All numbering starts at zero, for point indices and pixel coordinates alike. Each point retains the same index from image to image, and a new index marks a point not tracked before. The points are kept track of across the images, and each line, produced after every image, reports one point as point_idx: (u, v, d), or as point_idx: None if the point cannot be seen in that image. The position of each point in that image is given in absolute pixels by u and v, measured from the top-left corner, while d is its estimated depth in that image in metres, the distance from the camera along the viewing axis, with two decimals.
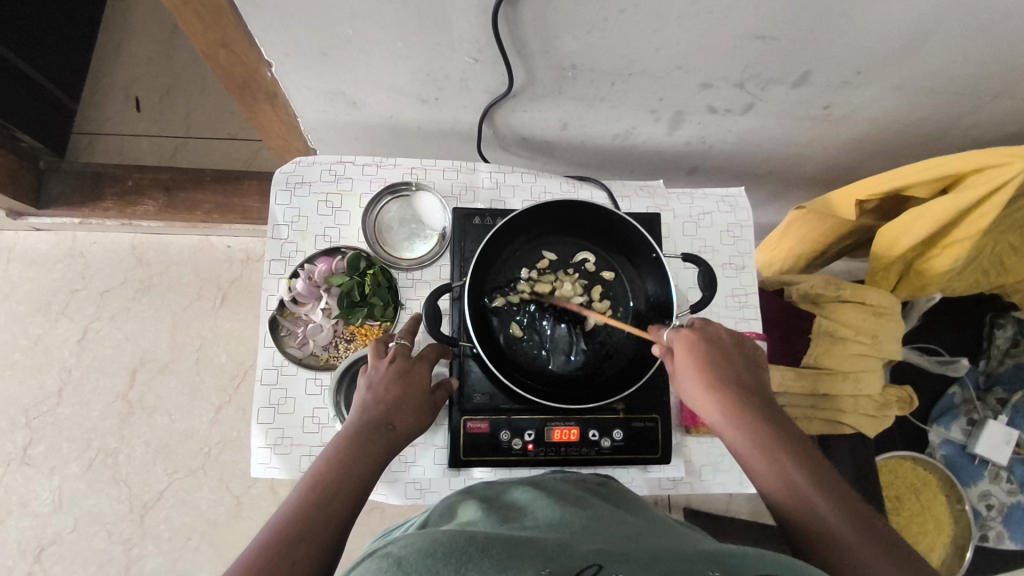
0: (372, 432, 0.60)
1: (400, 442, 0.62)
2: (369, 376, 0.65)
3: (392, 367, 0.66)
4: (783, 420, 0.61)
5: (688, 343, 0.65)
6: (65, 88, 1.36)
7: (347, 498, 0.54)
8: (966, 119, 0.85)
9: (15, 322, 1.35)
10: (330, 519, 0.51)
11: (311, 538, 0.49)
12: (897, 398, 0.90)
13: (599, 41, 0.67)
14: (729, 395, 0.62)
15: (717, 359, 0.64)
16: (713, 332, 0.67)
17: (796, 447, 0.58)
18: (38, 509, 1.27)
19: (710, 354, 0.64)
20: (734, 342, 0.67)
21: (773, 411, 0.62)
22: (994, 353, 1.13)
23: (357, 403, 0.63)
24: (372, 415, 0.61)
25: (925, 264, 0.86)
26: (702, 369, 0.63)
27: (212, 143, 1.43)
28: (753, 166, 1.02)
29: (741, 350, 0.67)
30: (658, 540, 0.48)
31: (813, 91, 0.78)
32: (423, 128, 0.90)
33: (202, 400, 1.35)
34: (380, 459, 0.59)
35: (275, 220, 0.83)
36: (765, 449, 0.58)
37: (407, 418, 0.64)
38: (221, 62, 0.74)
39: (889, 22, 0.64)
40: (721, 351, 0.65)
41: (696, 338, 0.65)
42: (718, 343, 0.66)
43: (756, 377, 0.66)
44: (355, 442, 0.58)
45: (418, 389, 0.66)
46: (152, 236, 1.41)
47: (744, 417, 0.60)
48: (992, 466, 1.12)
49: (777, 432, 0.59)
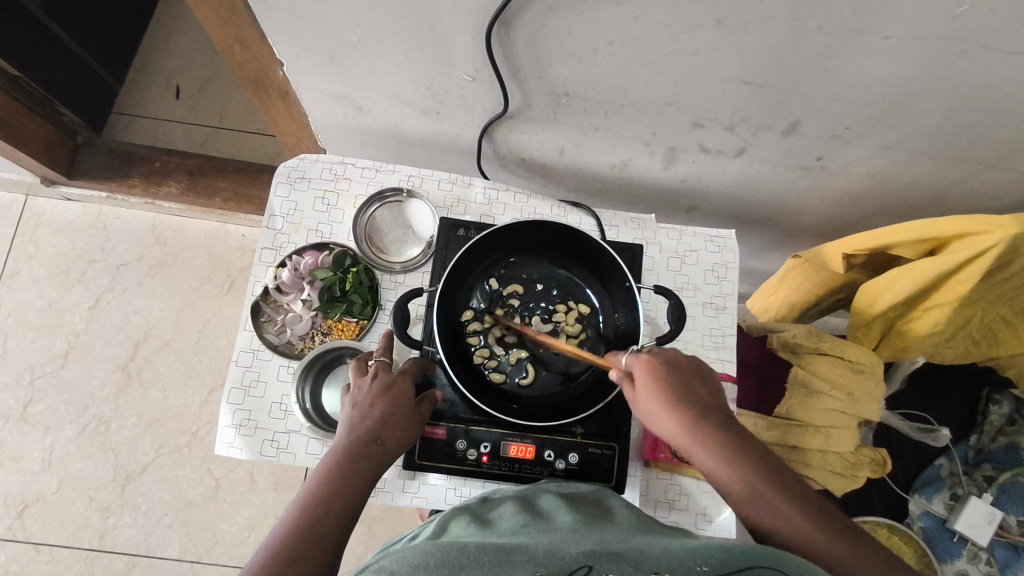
0: (359, 452, 0.61)
1: (390, 456, 0.64)
2: (353, 395, 0.66)
3: (375, 384, 0.67)
4: (759, 448, 0.60)
5: (655, 376, 0.63)
6: (111, 70, 1.44)
7: (340, 516, 0.56)
8: (962, 185, 0.85)
9: (35, 284, 1.42)
10: (324, 540, 0.54)
11: (308, 560, 0.52)
12: (869, 460, 0.89)
13: (590, 71, 0.70)
14: (707, 431, 0.60)
15: (686, 393, 0.62)
16: (674, 359, 0.65)
17: (782, 478, 0.57)
18: (27, 466, 1.31)
19: (678, 387, 0.63)
20: (693, 368, 0.66)
21: (749, 439, 0.60)
22: (987, 429, 1.11)
23: (343, 423, 0.64)
24: (359, 433, 0.62)
25: (907, 325, 0.85)
26: (673, 404, 0.61)
27: (240, 135, 1.50)
28: (750, 211, 1.02)
29: (702, 376, 0.65)
30: (635, 537, 0.52)
31: (804, 141, 0.79)
32: (426, 139, 0.93)
33: (197, 380, 1.39)
34: (370, 477, 0.61)
35: (272, 211, 0.86)
36: (757, 492, 0.56)
37: (394, 432, 0.64)
38: (237, 58, 0.79)
39: (876, 80, 0.65)
40: (687, 381, 0.63)
41: (662, 369, 0.63)
42: (681, 372, 0.64)
43: (718, 398, 0.65)
44: (346, 462, 0.60)
45: (403, 403, 0.67)
46: (172, 217, 1.47)
47: (727, 454, 0.58)
48: (971, 545, 1.07)
49: (761, 465, 0.58)
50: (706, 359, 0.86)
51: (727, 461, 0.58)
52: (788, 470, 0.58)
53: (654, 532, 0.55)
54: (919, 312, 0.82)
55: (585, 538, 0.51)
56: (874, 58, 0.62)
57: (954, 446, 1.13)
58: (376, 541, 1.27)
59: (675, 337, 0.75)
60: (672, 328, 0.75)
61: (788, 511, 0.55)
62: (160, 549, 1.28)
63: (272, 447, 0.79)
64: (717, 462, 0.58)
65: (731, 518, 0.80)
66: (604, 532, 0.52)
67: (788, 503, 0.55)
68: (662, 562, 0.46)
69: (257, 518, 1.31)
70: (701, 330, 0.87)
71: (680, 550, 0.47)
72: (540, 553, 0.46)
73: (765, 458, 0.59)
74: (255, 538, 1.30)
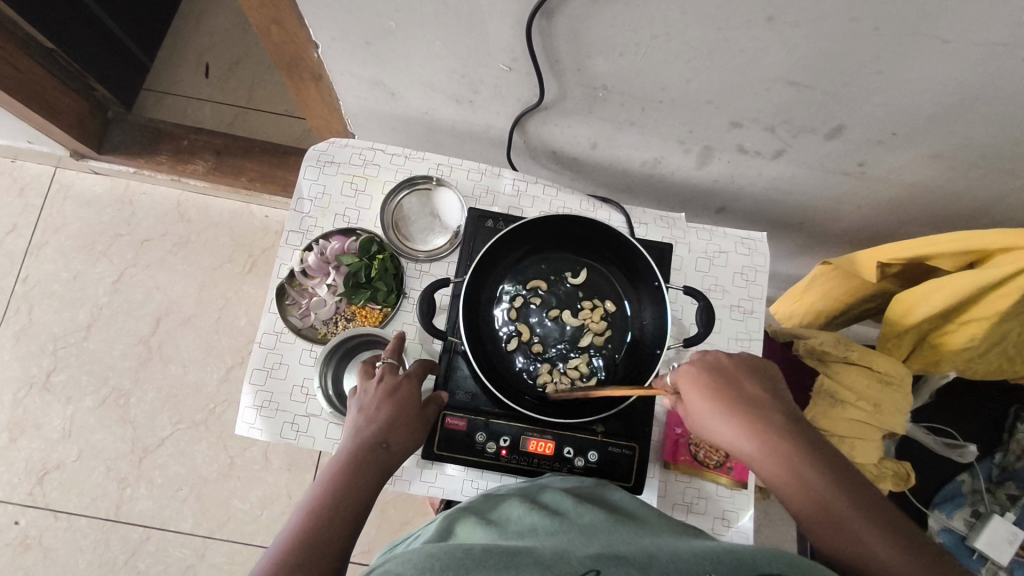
0: (365, 455, 0.61)
1: (397, 459, 0.64)
2: (359, 398, 0.67)
3: (380, 388, 0.67)
4: (823, 450, 0.58)
5: (704, 383, 0.63)
6: (142, 46, 1.45)
7: (346, 520, 0.56)
8: (1006, 197, 0.82)
9: (61, 256, 1.43)
10: (331, 544, 0.54)
11: (313, 566, 0.52)
12: (894, 473, 0.87)
13: (630, 65, 0.68)
14: (764, 439, 0.59)
15: (737, 398, 0.62)
16: (719, 363, 0.65)
17: (845, 485, 0.56)
18: (48, 434, 1.34)
19: (723, 392, 0.62)
20: (745, 366, 0.65)
21: (814, 444, 0.59)
22: (1013, 447, 1.09)
23: (350, 426, 0.64)
24: (365, 436, 0.63)
25: (941, 338, 0.83)
26: (728, 413, 0.61)
27: (267, 116, 1.50)
28: (782, 215, 1.00)
29: (753, 373, 0.64)
30: (648, 539, 0.50)
31: (846, 146, 0.77)
32: (457, 127, 0.92)
33: (216, 358, 1.40)
34: (378, 478, 0.61)
35: (300, 194, 0.86)
36: (822, 507, 0.55)
37: (399, 435, 0.65)
38: (273, 39, 0.79)
39: (928, 85, 0.63)
40: (736, 382, 0.63)
41: (709, 377, 0.63)
42: (726, 376, 0.64)
43: (775, 393, 0.63)
44: (352, 463, 0.60)
45: (408, 407, 0.67)
46: (197, 195, 1.47)
47: (786, 463, 0.57)
48: (991, 564, 1.06)
49: (825, 472, 0.56)
50: None
51: (787, 472, 0.57)
52: (849, 470, 0.57)
53: (666, 533, 0.54)
54: (954, 325, 0.80)
55: (593, 541, 0.50)
56: (928, 63, 0.60)
57: (977, 463, 1.11)
58: (386, 525, 1.28)
59: (704, 340, 0.74)
60: (700, 331, 0.74)
61: (854, 524, 0.53)
62: (174, 522, 1.30)
63: (293, 429, 0.79)
64: (775, 473, 0.58)
65: (749, 525, 0.79)
66: (613, 535, 0.51)
67: (852, 513, 0.54)
68: (670, 564, 0.44)
69: (270, 497, 1.32)
70: (727, 334, 0.85)
71: (689, 553, 0.45)
72: (545, 557, 0.45)
73: (828, 462, 0.57)
74: (267, 516, 1.31)
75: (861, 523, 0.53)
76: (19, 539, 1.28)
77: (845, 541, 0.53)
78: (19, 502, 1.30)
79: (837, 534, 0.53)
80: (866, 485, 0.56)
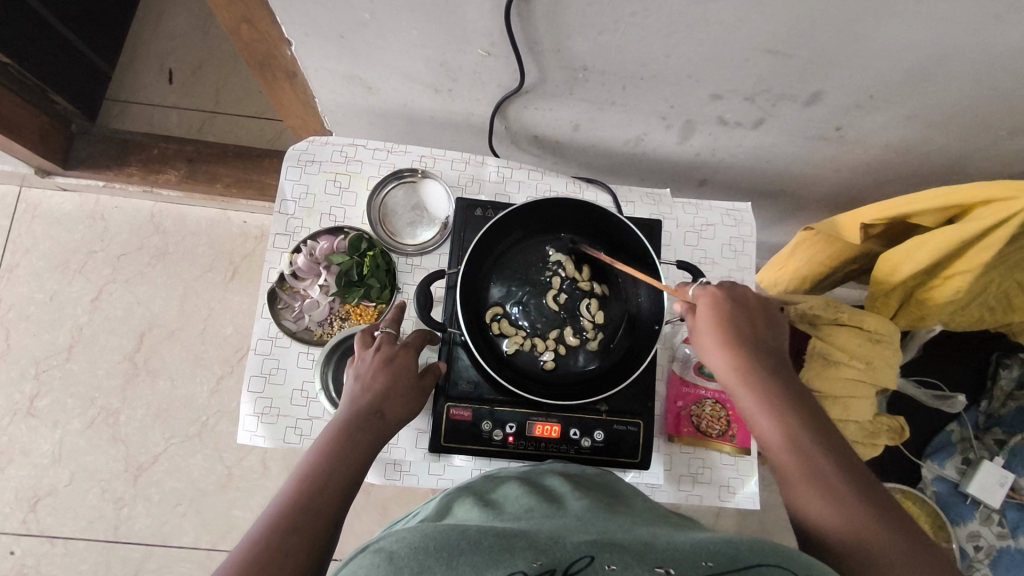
0: (358, 424, 0.61)
1: (389, 431, 0.63)
2: (356, 367, 0.66)
3: (377, 357, 0.66)
4: (813, 404, 0.61)
5: (718, 309, 0.64)
6: (101, 54, 1.40)
7: (340, 484, 0.56)
8: (982, 152, 0.84)
9: (34, 277, 1.39)
10: (321, 509, 0.54)
11: (305, 528, 0.52)
12: (888, 428, 0.90)
13: (611, 43, 0.68)
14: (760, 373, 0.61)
15: (746, 329, 0.63)
16: (742, 297, 0.66)
17: (829, 441, 0.58)
18: (38, 460, 1.31)
19: (739, 325, 0.64)
20: (762, 308, 0.66)
21: (809, 402, 0.61)
22: (996, 393, 1.13)
23: (345, 396, 0.64)
24: (359, 406, 0.62)
25: (926, 294, 0.86)
26: (732, 338, 0.63)
27: (238, 120, 1.46)
28: (764, 184, 1.02)
29: (768, 315, 0.66)
30: (648, 528, 0.51)
31: (824, 112, 0.78)
32: (437, 117, 0.91)
33: (205, 369, 1.37)
34: (371, 449, 0.61)
35: (283, 196, 0.85)
36: (794, 439, 0.57)
37: (395, 406, 0.64)
38: (244, 38, 0.76)
39: (902, 46, 0.64)
40: (749, 317, 0.64)
41: (725, 305, 0.64)
42: (746, 312, 0.65)
43: (781, 342, 0.66)
44: (344, 432, 0.60)
45: (404, 377, 0.66)
46: (172, 206, 1.44)
47: (774, 399, 0.60)
48: (984, 508, 1.10)
49: (808, 421, 0.59)
50: None
51: (772, 405, 0.59)
52: (839, 434, 0.59)
53: (662, 521, 0.54)
54: (938, 280, 0.82)
55: (590, 526, 0.50)
56: (903, 25, 0.61)
57: (965, 412, 1.15)
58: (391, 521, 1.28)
59: None
60: (696, 304, 0.75)
61: (822, 465, 0.56)
62: (175, 538, 1.28)
63: (296, 434, 0.78)
64: (759, 404, 0.60)
65: (754, 490, 0.81)
66: (611, 522, 0.51)
67: (820, 456, 0.56)
68: (665, 556, 0.44)
69: None
70: None
71: (687, 545, 0.45)
72: (541, 541, 0.45)
73: (816, 419, 0.59)
74: None
75: (827, 468, 0.56)
76: (16, 569, 1.25)
77: (802, 476, 0.56)
78: (13, 532, 1.27)
79: (802, 468, 0.56)
80: (845, 445, 0.58)
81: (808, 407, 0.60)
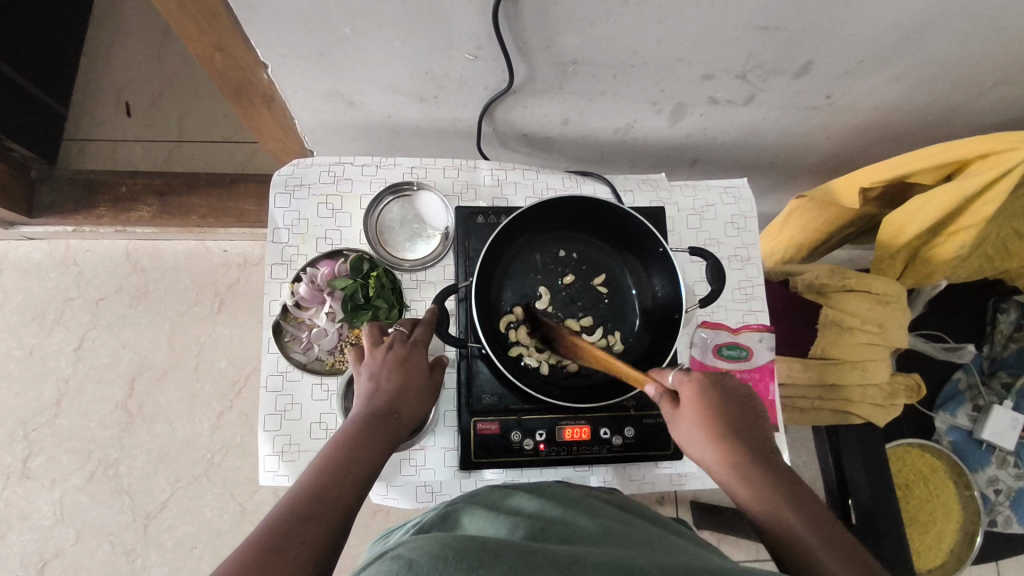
0: (376, 422, 0.58)
1: (406, 430, 0.61)
2: (368, 365, 0.63)
3: (390, 355, 0.64)
4: (809, 498, 0.54)
5: (697, 401, 0.60)
6: (52, 93, 1.34)
7: (359, 477, 0.53)
8: (969, 105, 0.85)
9: (10, 333, 1.33)
10: (341, 501, 0.50)
11: (322, 517, 0.48)
12: (904, 386, 0.90)
13: (602, 34, 0.66)
14: (758, 478, 0.55)
15: (729, 421, 0.59)
16: (721, 384, 0.61)
17: (836, 539, 0.50)
18: (39, 522, 1.25)
19: (721, 416, 0.59)
20: (741, 396, 0.62)
21: (806, 496, 0.54)
22: (997, 337, 1.16)
23: (359, 395, 0.61)
24: (374, 407, 0.60)
25: (931, 252, 0.86)
26: (715, 431, 0.58)
27: (205, 146, 1.41)
28: (755, 158, 1.01)
29: (748, 402, 0.61)
30: (669, 554, 0.46)
31: (815, 81, 0.78)
32: (422, 126, 0.89)
33: (203, 407, 1.33)
34: (389, 447, 0.58)
35: (275, 224, 0.81)
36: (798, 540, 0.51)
37: (410, 405, 0.62)
38: (217, 66, 0.72)
39: (893, 10, 0.64)
40: (731, 407, 0.60)
41: (708, 394, 0.60)
42: (729, 400, 0.60)
43: (766, 432, 0.61)
44: (362, 428, 0.57)
45: (419, 376, 0.64)
46: (146, 243, 1.38)
47: (772, 496, 0.54)
48: (999, 451, 1.14)
49: (810, 518, 0.52)
50: (739, 314, 0.85)
51: (769, 504, 0.53)
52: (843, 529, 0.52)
53: (682, 550, 0.49)
54: (943, 238, 0.83)
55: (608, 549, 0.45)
56: None
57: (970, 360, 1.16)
58: None
59: (718, 297, 0.74)
60: (712, 289, 0.75)
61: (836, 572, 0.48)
62: None
63: None
64: (758, 504, 0.54)
65: None
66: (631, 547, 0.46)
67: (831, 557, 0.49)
68: None
69: None
70: (731, 285, 0.86)
71: None
72: (561, 558, 0.40)
73: (818, 515, 0.53)
74: None
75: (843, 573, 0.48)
76: None
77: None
78: None
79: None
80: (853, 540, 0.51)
81: (807, 502, 0.53)
